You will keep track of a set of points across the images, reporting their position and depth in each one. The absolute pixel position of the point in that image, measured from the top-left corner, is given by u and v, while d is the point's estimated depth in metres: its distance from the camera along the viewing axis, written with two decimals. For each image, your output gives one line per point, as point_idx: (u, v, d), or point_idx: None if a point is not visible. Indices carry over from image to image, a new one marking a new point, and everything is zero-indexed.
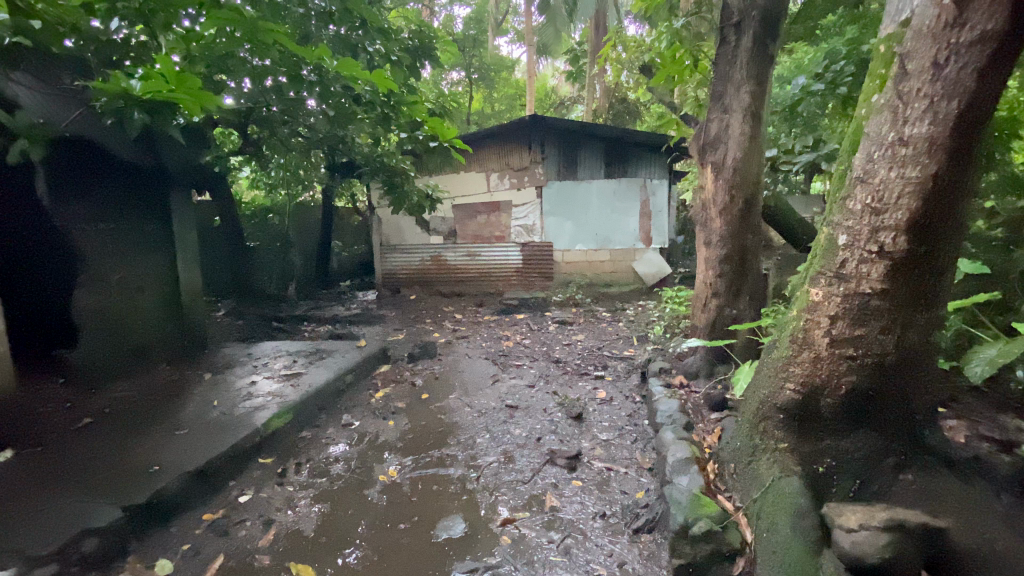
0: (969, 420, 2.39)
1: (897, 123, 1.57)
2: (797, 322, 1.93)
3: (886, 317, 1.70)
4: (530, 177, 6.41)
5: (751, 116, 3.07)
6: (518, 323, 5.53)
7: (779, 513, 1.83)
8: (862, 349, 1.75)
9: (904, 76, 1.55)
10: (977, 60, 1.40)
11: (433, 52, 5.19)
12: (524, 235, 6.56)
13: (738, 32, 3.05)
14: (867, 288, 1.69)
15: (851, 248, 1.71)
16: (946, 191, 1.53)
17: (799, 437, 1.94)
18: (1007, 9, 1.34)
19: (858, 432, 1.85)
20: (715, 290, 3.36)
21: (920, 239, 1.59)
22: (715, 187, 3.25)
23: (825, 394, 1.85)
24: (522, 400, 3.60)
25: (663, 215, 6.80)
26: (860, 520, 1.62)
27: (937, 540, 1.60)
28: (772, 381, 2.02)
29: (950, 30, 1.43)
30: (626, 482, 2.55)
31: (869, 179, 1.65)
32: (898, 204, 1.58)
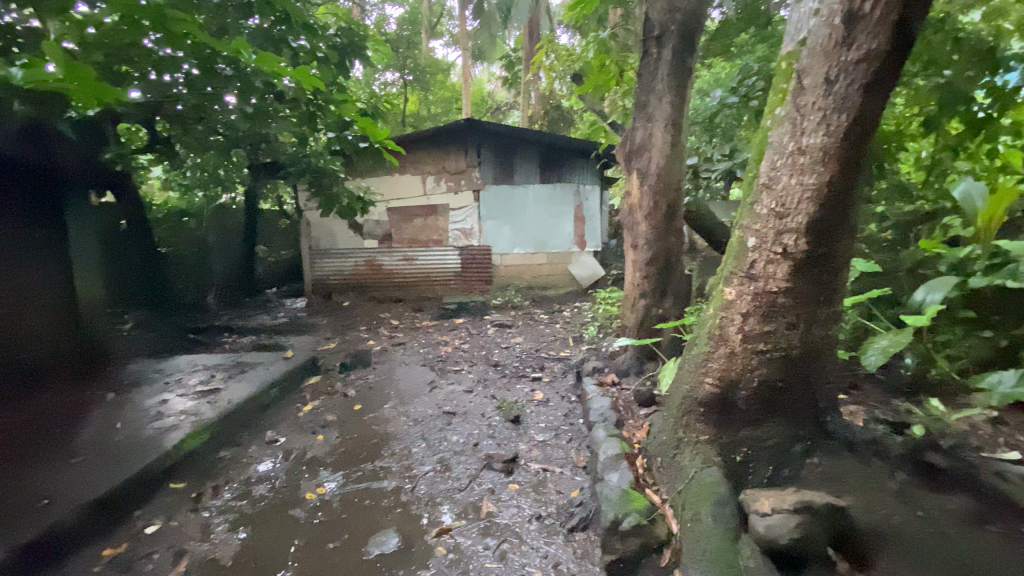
0: (865, 404, 2.65)
1: (797, 134, 1.70)
2: (714, 320, 2.04)
3: (791, 314, 1.83)
4: (467, 181, 6.39)
5: (672, 125, 3.22)
6: (456, 327, 5.46)
7: (701, 503, 1.91)
8: (771, 343, 1.87)
9: (801, 90, 1.68)
10: (863, 76, 1.54)
11: (362, 49, 5.01)
12: (462, 238, 6.49)
13: (659, 45, 3.20)
14: (774, 286, 1.82)
15: (759, 249, 1.83)
16: (839, 196, 1.67)
17: (719, 429, 2.05)
18: (886, 33, 1.49)
19: (770, 422, 1.97)
20: (642, 290, 3.49)
21: (819, 241, 1.72)
22: (641, 193, 3.39)
23: (740, 387, 1.97)
24: (459, 406, 3.55)
25: (596, 220, 6.99)
26: (773, 504, 1.71)
27: (844, 522, 1.70)
28: (693, 376, 2.12)
29: (840, 48, 1.56)
30: (562, 482, 2.57)
31: (773, 186, 1.77)
32: (798, 209, 1.71)
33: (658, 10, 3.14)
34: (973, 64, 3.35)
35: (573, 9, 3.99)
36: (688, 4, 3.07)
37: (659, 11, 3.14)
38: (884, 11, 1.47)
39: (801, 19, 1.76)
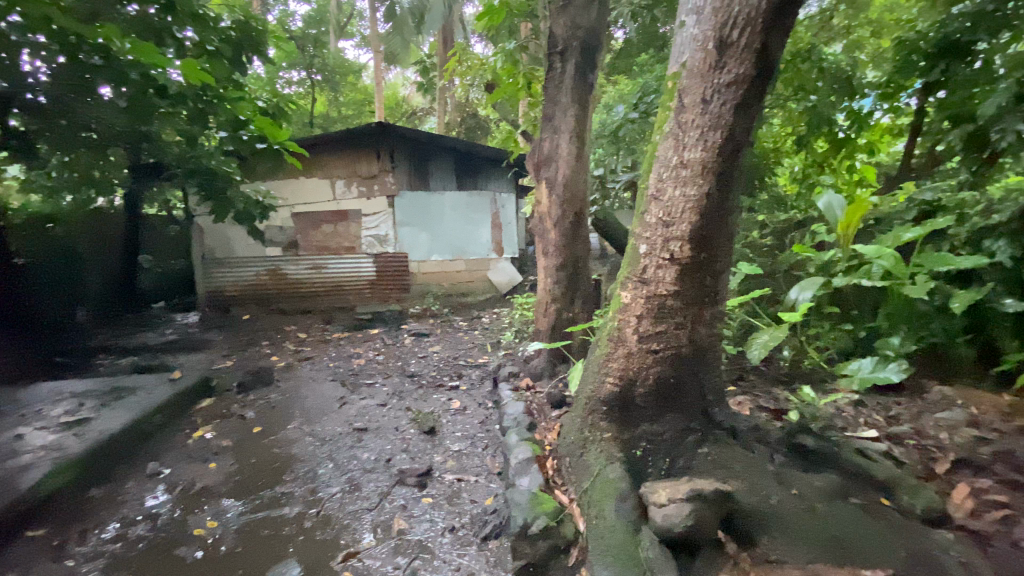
0: (751, 394, 2.91)
1: (679, 148, 1.83)
2: (612, 322, 2.14)
3: (679, 315, 1.97)
4: (379, 186, 6.15)
5: (576, 137, 3.36)
6: (370, 338, 5.26)
7: (604, 499, 1.97)
8: (663, 342, 2.00)
9: (681, 108, 1.82)
10: (734, 97, 1.70)
11: (262, 47, 4.57)
12: (377, 245, 6.22)
13: (563, 59, 3.33)
14: (663, 290, 1.95)
15: (650, 254, 1.95)
16: (716, 206, 1.83)
17: (620, 425, 2.15)
18: (751, 59, 1.66)
19: (664, 416, 2.11)
20: (553, 295, 3.60)
21: (700, 247, 1.87)
22: (550, 201, 3.49)
23: (637, 384, 2.09)
24: (371, 421, 3.42)
25: (512, 227, 7.10)
26: (669, 494, 1.80)
27: (733, 506, 1.82)
28: (596, 376, 2.21)
29: (714, 71, 1.71)
30: (476, 491, 2.55)
31: (660, 197, 1.90)
32: (682, 218, 1.85)
33: (561, 26, 3.26)
34: (833, 90, 3.91)
35: (481, 20, 4.04)
36: (589, 22, 3.22)
37: (562, 28, 3.26)
38: (749, 40, 1.64)
39: (682, 43, 1.86)
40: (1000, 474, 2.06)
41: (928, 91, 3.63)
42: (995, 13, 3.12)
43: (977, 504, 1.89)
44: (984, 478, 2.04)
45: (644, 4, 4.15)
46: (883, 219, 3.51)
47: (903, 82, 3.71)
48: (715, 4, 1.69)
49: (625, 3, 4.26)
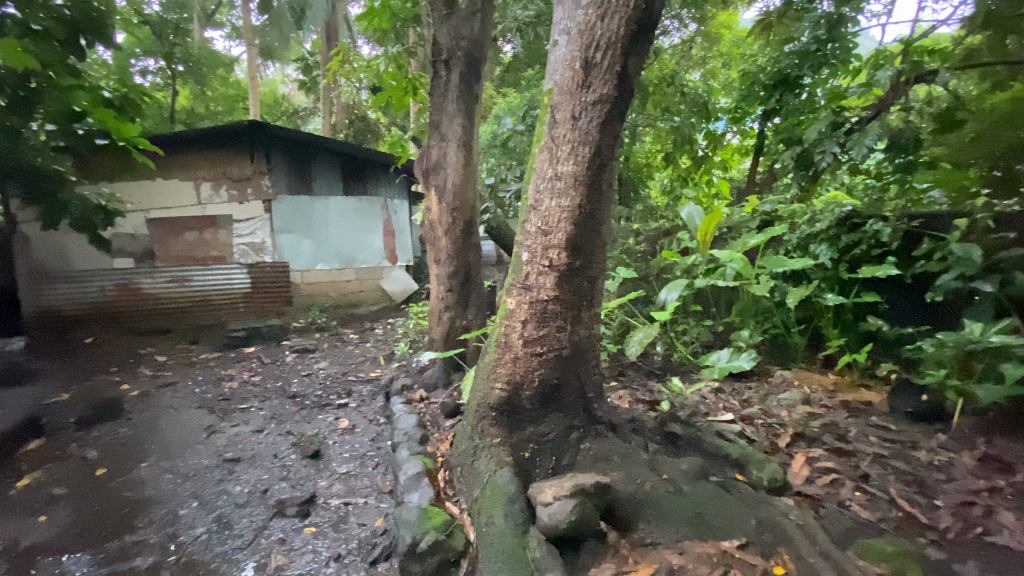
0: (630, 389, 3.14)
1: (553, 161, 1.92)
2: (499, 329, 2.17)
3: (560, 318, 2.06)
4: (254, 190, 5.63)
5: (463, 146, 3.38)
6: (245, 358, 4.79)
7: (494, 505, 1.99)
8: (546, 345, 2.08)
9: (553, 123, 1.90)
10: (599, 115, 1.83)
11: (105, 30, 3.91)
12: (251, 253, 5.61)
13: (447, 68, 3.33)
14: (545, 295, 2.02)
15: (532, 262, 2.02)
16: (588, 216, 1.94)
17: (509, 429, 2.19)
18: (613, 81, 1.80)
19: (549, 416, 2.19)
20: (446, 303, 3.56)
21: (575, 254, 1.97)
22: (439, 209, 3.46)
23: (524, 387, 2.14)
24: (245, 450, 3.10)
25: (405, 234, 7.12)
26: (554, 492, 1.86)
27: (612, 496, 1.92)
28: (485, 383, 2.23)
29: (581, 90, 1.82)
30: (364, 513, 2.43)
31: (538, 207, 1.97)
32: (559, 227, 1.94)
33: (445, 35, 3.26)
34: (693, 113, 4.42)
35: (364, 20, 3.88)
36: (472, 34, 3.26)
37: (446, 36, 3.26)
38: (610, 63, 1.77)
39: (553, 63, 1.93)
40: (827, 442, 2.43)
41: (767, 117, 4.18)
42: (817, 52, 3.69)
43: (810, 470, 2.21)
44: (815, 448, 2.39)
45: (528, 21, 4.24)
46: (735, 227, 4.00)
47: (748, 108, 4.28)
48: (579, 27, 1.80)
49: (510, 19, 4.29)
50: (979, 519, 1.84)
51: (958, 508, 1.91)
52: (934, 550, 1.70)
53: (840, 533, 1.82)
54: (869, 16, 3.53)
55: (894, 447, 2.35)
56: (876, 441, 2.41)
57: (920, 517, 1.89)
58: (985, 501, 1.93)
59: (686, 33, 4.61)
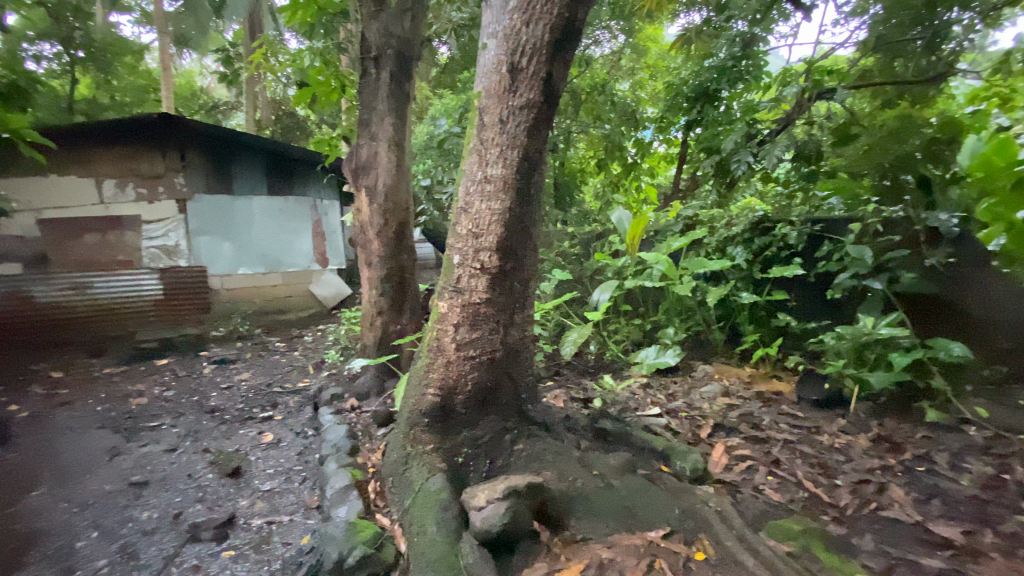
0: (564, 388, 3.20)
1: (482, 164, 1.91)
2: (431, 333, 2.14)
3: (493, 320, 2.05)
4: (166, 188, 5.11)
5: (395, 146, 3.30)
6: (157, 371, 4.39)
7: (426, 513, 1.96)
8: (478, 348, 2.07)
9: (482, 126, 1.90)
10: (526, 120, 1.85)
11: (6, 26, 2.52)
12: (163, 258, 5.05)
13: (377, 66, 3.24)
14: (477, 297, 2.01)
15: (463, 264, 2.00)
16: (518, 220, 1.95)
17: (441, 435, 2.16)
18: (539, 86, 1.82)
19: (483, 420, 2.17)
20: (379, 308, 3.46)
21: (506, 257, 1.98)
22: (370, 210, 3.36)
23: (457, 392, 2.12)
24: (155, 472, 2.83)
25: (337, 236, 6.82)
26: (487, 496, 1.86)
27: (545, 496, 1.93)
28: (416, 389, 2.18)
29: (508, 93, 1.83)
30: (289, 532, 2.30)
31: (468, 210, 1.96)
32: (490, 230, 1.94)
33: (374, 32, 3.17)
34: (623, 122, 4.65)
35: (287, 12, 3.68)
36: (402, 32, 3.18)
37: (376, 34, 3.17)
38: (537, 68, 1.80)
39: (481, 66, 1.93)
40: (743, 432, 2.59)
41: (689, 127, 4.42)
42: (733, 68, 3.92)
43: (729, 458, 2.35)
44: (733, 437, 2.55)
45: (463, 23, 4.22)
46: (661, 230, 4.19)
47: (672, 118, 4.50)
48: (506, 32, 1.81)
49: (445, 20, 4.26)
50: (873, 495, 2.04)
51: (855, 486, 2.11)
52: (835, 526, 1.86)
53: (756, 516, 1.94)
54: (777, 37, 3.82)
55: (801, 432, 2.56)
56: (786, 428, 2.61)
57: (823, 496, 2.06)
58: (877, 478, 2.13)
59: (615, 44, 4.73)
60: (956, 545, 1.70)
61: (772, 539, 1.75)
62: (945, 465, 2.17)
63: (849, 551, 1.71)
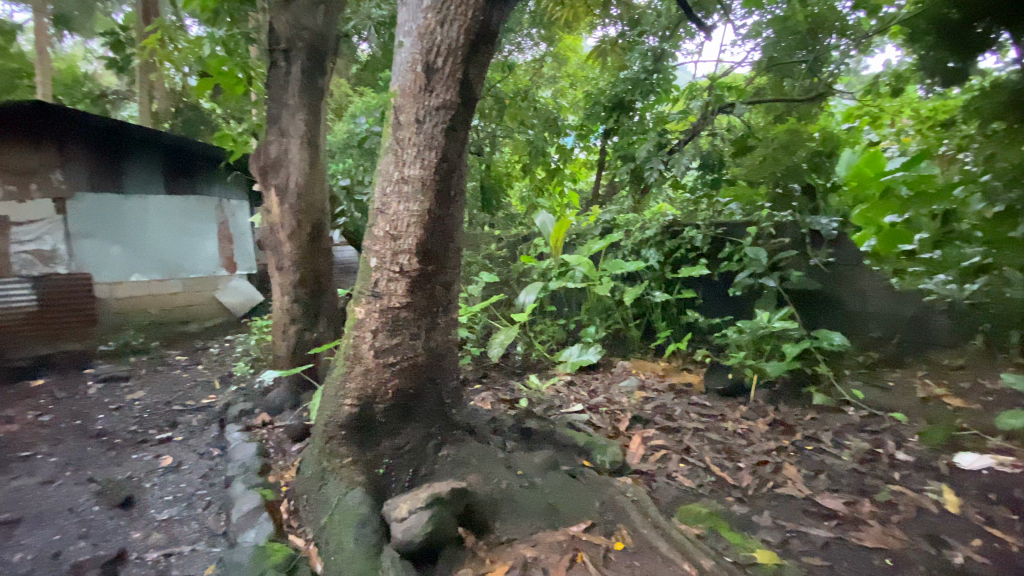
0: (491, 390, 3.20)
1: (399, 164, 1.86)
2: (348, 340, 2.05)
3: (414, 325, 1.99)
4: (40, 185, 4.25)
5: (308, 143, 3.13)
6: (30, 394, 3.83)
7: (344, 530, 1.88)
8: (399, 355, 2.00)
9: (398, 125, 1.85)
10: (444, 121, 1.81)
11: None
12: (37, 262, 4.05)
13: (287, 59, 3.06)
14: (396, 302, 1.94)
15: (381, 268, 1.93)
16: (439, 222, 1.91)
17: (361, 447, 2.08)
18: (456, 87, 1.80)
19: (405, 428, 2.10)
20: (292, 315, 3.27)
21: (427, 260, 1.92)
22: (281, 211, 3.16)
23: (376, 401, 2.03)
24: (26, 509, 2.45)
25: (246, 238, 6.38)
26: (409, 506, 1.80)
27: (469, 501, 1.90)
28: (332, 400, 2.08)
29: (425, 93, 1.79)
30: (191, 564, 2.07)
31: (385, 211, 1.90)
32: (408, 232, 1.88)
33: (283, 23, 2.99)
34: (545, 128, 4.74)
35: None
36: (315, 26, 3.03)
37: (285, 25, 3.00)
38: (452, 69, 1.77)
39: (396, 65, 1.88)
40: (658, 423, 2.74)
41: (607, 135, 4.66)
42: (646, 81, 4.09)
43: (645, 449, 2.47)
44: (650, 428, 2.67)
45: (383, 21, 4.10)
46: (581, 234, 4.35)
47: (591, 126, 4.70)
48: (420, 30, 1.78)
49: (364, 16, 4.10)
50: (770, 474, 2.22)
51: (755, 467, 2.29)
52: (739, 506, 2.01)
53: (670, 501, 2.04)
54: (684, 53, 4.06)
55: (709, 420, 2.74)
56: (696, 417, 2.79)
57: (728, 478, 2.22)
58: (774, 459, 2.34)
59: (538, 51, 4.76)
60: (839, 514, 1.89)
61: (684, 523, 1.85)
62: (829, 443, 2.42)
63: (751, 528, 1.85)
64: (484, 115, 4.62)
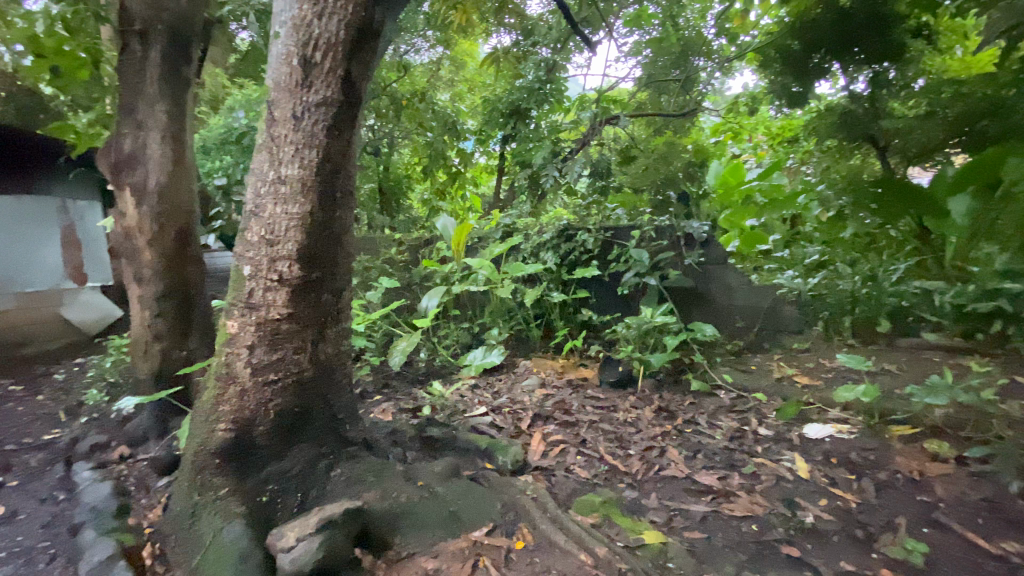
0: (392, 400, 3.09)
1: (275, 163, 1.73)
2: (220, 358, 1.87)
3: (296, 339, 1.84)
4: None
5: (171, 138, 2.79)
6: None
7: (221, 569, 1.70)
8: (281, 372, 1.85)
9: (273, 121, 1.72)
10: (324, 118, 1.70)
11: None
12: None
13: (144, 42, 2.69)
14: (275, 314, 1.79)
15: (256, 277, 1.77)
16: (322, 226, 1.79)
17: (240, 475, 1.90)
18: (337, 83, 1.70)
19: (292, 449, 1.94)
20: (156, 332, 2.90)
21: (310, 266, 1.79)
22: (138, 214, 2.79)
23: (256, 423, 1.87)
24: None
25: (96, 246, 5.38)
26: (298, 533, 1.67)
27: (365, 520, 1.80)
28: (204, 426, 1.89)
29: (302, 89, 1.68)
30: None
31: (260, 214, 1.75)
32: (287, 236, 1.75)
33: (137, 2, 2.63)
34: (444, 131, 4.77)
35: None
36: (178, 7, 2.71)
37: (139, 3, 2.63)
38: (332, 64, 1.67)
39: (270, 56, 1.74)
40: (557, 418, 2.83)
41: (505, 141, 4.86)
42: (540, 90, 4.40)
43: (545, 445, 2.54)
44: (549, 425, 2.75)
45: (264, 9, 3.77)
46: (483, 237, 4.33)
47: (490, 132, 4.87)
48: (295, 21, 1.67)
49: (242, 1, 3.74)
50: (656, 458, 2.40)
51: (643, 453, 2.45)
52: (629, 491, 2.14)
53: (569, 494, 2.11)
54: (574, 67, 4.26)
55: (603, 412, 2.90)
56: (591, 410, 2.93)
57: (620, 466, 2.35)
58: (659, 443, 2.52)
59: (434, 54, 4.52)
60: (714, 489, 2.09)
61: (580, 515, 1.92)
62: (705, 424, 2.67)
63: (639, 511, 1.98)
64: (379, 114, 4.51)
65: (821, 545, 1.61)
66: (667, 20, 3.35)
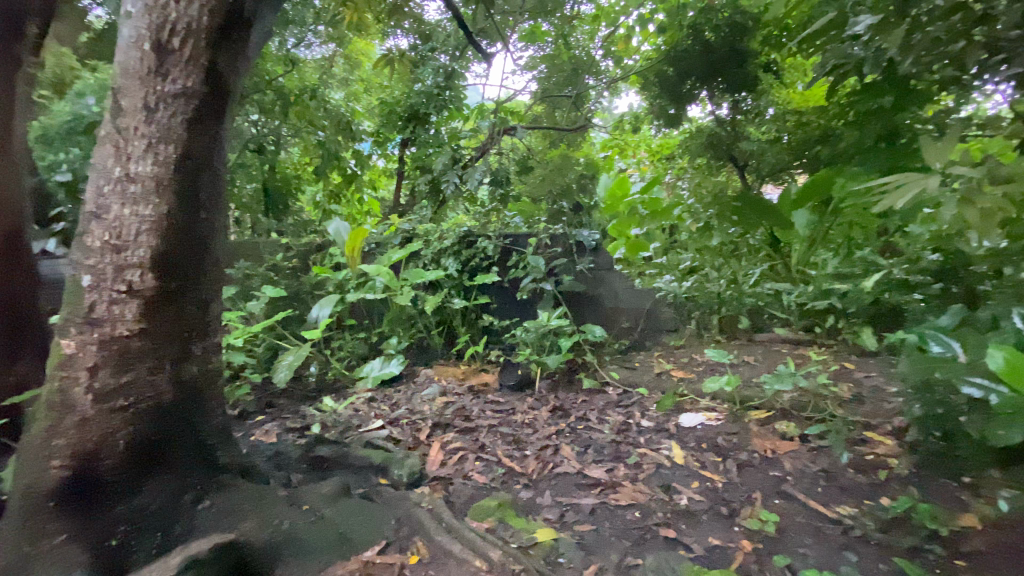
0: (278, 420, 2.87)
1: (121, 158, 1.52)
2: (52, 384, 1.59)
3: (151, 357, 1.64)
4: None
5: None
6: None
7: None
8: (132, 396, 1.62)
9: (118, 110, 1.52)
10: (184, 111, 1.55)
11: None
12: None
13: None
14: (123, 330, 1.57)
15: (98, 288, 1.54)
16: (183, 229, 1.62)
17: (82, 521, 1.61)
18: (199, 74, 1.55)
19: (148, 483, 1.71)
20: None
21: (167, 274, 1.61)
22: None
23: (100, 457, 1.61)
24: None
25: None
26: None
27: (240, 553, 1.62)
28: (30, 465, 1.59)
29: (155, 77, 1.50)
30: None
31: (102, 216, 1.53)
32: (138, 242, 1.54)
33: None
34: (338, 131, 4.55)
35: None
36: None
37: None
38: (193, 53, 1.51)
39: (116, 37, 1.54)
40: (456, 426, 2.81)
41: (405, 145, 4.85)
42: (438, 96, 4.31)
43: (444, 454, 2.51)
44: (448, 433, 2.72)
45: None
46: (381, 242, 4.17)
47: (388, 135, 4.78)
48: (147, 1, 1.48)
49: None
50: (551, 457, 2.48)
51: (539, 453, 2.52)
52: (525, 492, 2.18)
53: (467, 501, 2.10)
54: (473, 76, 4.30)
55: (501, 416, 2.93)
56: (491, 414, 2.95)
57: (516, 468, 2.39)
58: (554, 442, 2.61)
59: (327, 50, 4.31)
60: (603, 482, 2.20)
61: (475, 521, 1.91)
62: (595, 420, 2.79)
63: (534, 511, 2.03)
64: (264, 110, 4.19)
65: (694, 525, 1.76)
66: (558, 38, 3.56)
